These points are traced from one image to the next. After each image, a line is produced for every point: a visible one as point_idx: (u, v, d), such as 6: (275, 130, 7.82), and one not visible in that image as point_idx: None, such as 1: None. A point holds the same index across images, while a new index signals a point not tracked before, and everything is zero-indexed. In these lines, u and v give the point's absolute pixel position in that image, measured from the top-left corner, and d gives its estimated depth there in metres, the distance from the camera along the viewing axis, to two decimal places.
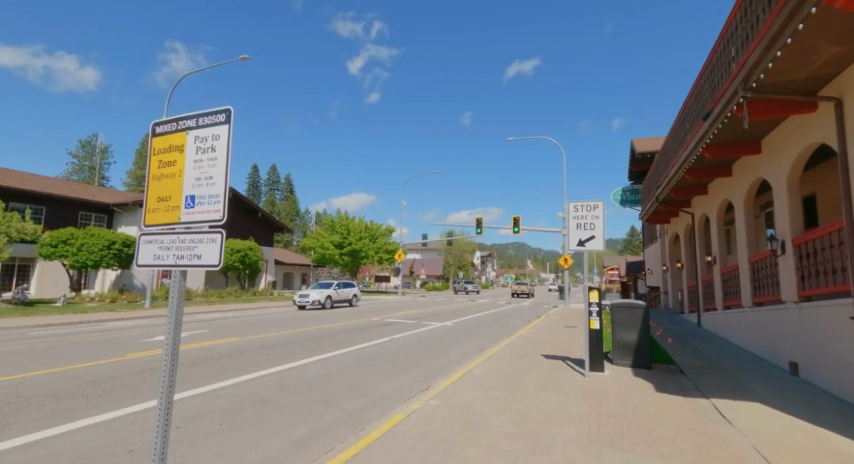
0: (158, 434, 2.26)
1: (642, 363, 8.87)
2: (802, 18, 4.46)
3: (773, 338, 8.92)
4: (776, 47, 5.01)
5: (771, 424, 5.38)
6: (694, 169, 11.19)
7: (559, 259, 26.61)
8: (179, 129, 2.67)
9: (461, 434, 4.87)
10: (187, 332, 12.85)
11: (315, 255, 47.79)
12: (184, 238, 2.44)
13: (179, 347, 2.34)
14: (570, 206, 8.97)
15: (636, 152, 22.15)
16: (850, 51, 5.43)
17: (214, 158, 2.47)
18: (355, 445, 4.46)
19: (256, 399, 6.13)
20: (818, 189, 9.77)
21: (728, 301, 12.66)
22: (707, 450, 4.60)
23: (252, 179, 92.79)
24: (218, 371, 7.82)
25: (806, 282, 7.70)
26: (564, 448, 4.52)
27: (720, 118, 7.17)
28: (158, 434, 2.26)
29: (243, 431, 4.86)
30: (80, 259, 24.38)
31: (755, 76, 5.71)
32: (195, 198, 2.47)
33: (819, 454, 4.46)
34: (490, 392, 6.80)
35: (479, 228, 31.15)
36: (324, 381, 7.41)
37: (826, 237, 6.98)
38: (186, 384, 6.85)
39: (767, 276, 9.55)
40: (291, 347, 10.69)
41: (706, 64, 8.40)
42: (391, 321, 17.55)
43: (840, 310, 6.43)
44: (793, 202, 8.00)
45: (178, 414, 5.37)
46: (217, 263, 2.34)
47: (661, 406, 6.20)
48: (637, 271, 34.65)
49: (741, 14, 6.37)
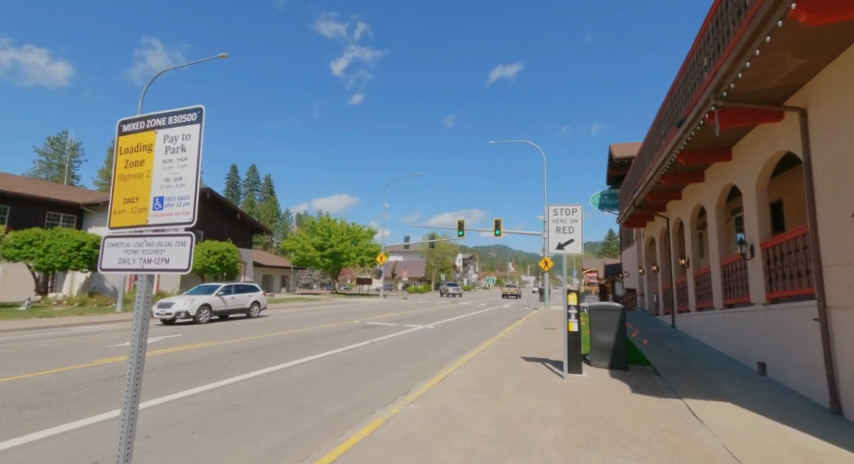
0: (122, 443, 2.19)
1: (619, 364, 9.02)
2: (769, 31, 4.63)
3: (742, 338, 9.19)
4: (746, 58, 5.18)
5: (741, 423, 5.53)
6: (668, 174, 11.47)
7: (539, 262, 26.91)
8: (147, 127, 2.60)
9: (439, 438, 4.86)
10: (160, 336, 12.51)
11: (295, 257, 47.27)
12: (151, 241, 2.37)
13: (146, 350, 2.27)
14: (549, 209, 9.08)
15: (614, 157, 22.61)
16: (813, 64, 5.65)
17: (185, 159, 2.41)
18: (332, 451, 4.42)
19: (231, 405, 6.01)
20: (785, 195, 10.14)
21: (700, 303, 13.01)
22: (679, 449, 4.70)
23: (231, 179, 91.18)
24: (192, 376, 7.63)
25: (773, 284, 7.96)
26: (542, 450, 4.56)
27: (693, 125, 7.37)
28: (122, 443, 2.19)
29: (217, 438, 4.75)
30: (47, 261, 23.46)
31: (725, 85, 5.89)
32: (163, 199, 2.41)
33: (786, 452, 4.61)
34: (470, 395, 6.81)
35: (460, 231, 31.30)
36: (302, 385, 7.31)
37: (792, 241, 7.23)
38: (157, 390, 6.66)
39: (737, 279, 9.85)
40: (269, 351, 10.52)
41: (680, 72, 8.63)
42: (371, 324, 17.45)
43: (805, 312, 6.68)
44: (761, 208, 8.28)
45: (148, 422, 5.22)
46: (186, 268, 2.29)
47: (637, 407, 6.31)
48: (615, 274, 35.34)
49: (713, 25, 6.56)
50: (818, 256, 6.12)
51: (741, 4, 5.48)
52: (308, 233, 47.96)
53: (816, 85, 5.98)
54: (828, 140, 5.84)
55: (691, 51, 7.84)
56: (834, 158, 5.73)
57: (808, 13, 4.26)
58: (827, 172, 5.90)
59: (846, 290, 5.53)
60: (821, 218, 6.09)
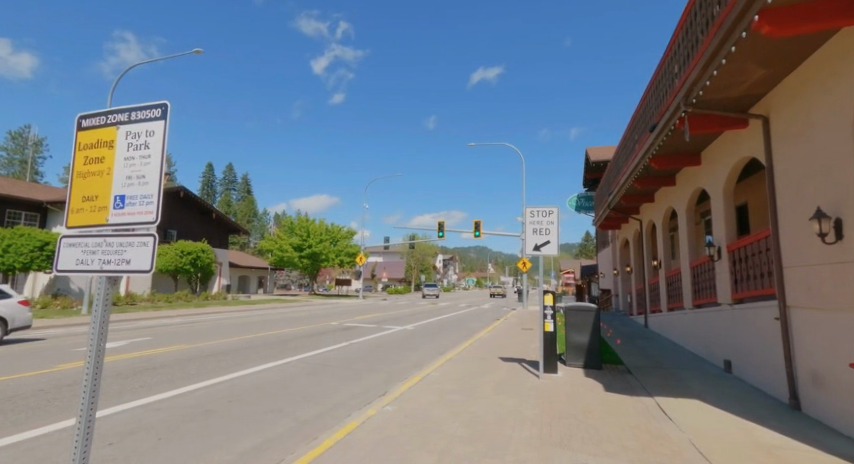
0: (77, 453, 2.10)
1: (593, 364, 9.18)
2: (734, 41, 4.80)
3: (710, 337, 9.48)
4: (713, 67, 5.35)
5: (707, 420, 5.70)
6: (641, 178, 11.75)
7: (518, 263, 27.22)
8: (109, 122, 2.52)
9: (415, 440, 4.85)
10: (128, 340, 12.10)
11: (273, 258, 46.57)
12: (111, 241, 2.30)
13: (105, 351, 2.20)
14: (526, 211, 9.18)
15: (590, 161, 23.06)
16: (775, 74, 5.86)
17: (148, 156, 2.35)
18: (306, 455, 4.35)
19: (201, 410, 5.86)
20: (750, 198, 10.52)
21: (671, 304, 13.37)
22: (650, 446, 4.81)
23: (206, 178, 89.15)
24: (160, 381, 7.41)
25: (738, 285, 8.25)
26: (517, 451, 4.59)
27: (664, 131, 7.57)
28: (77, 453, 2.10)
29: (184, 445, 4.63)
30: (6, 262, 22.43)
31: (695, 92, 6.07)
32: (125, 198, 2.33)
33: (749, 447, 4.77)
34: (447, 396, 6.82)
35: (440, 232, 31.37)
36: (277, 388, 7.19)
37: (756, 243, 7.50)
38: (123, 396, 6.43)
39: (705, 280, 10.16)
40: (243, 354, 10.32)
41: (652, 79, 8.85)
42: (350, 326, 17.32)
43: (767, 312, 6.94)
44: (728, 211, 8.56)
45: (111, 429, 5.05)
46: (149, 269, 2.23)
47: (609, 406, 6.45)
48: (592, 275, 36.03)
49: (683, 34, 6.74)
50: (779, 258, 6.36)
51: (709, 14, 5.65)
52: (286, 233, 47.24)
53: (779, 93, 6.20)
54: (789, 148, 6.08)
55: (663, 58, 8.05)
56: (794, 164, 5.96)
57: (770, 25, 4.35)
58: (787, 178, 6.14)
59: (804, 290, 5.76)
60: (782, 221, 6.34)
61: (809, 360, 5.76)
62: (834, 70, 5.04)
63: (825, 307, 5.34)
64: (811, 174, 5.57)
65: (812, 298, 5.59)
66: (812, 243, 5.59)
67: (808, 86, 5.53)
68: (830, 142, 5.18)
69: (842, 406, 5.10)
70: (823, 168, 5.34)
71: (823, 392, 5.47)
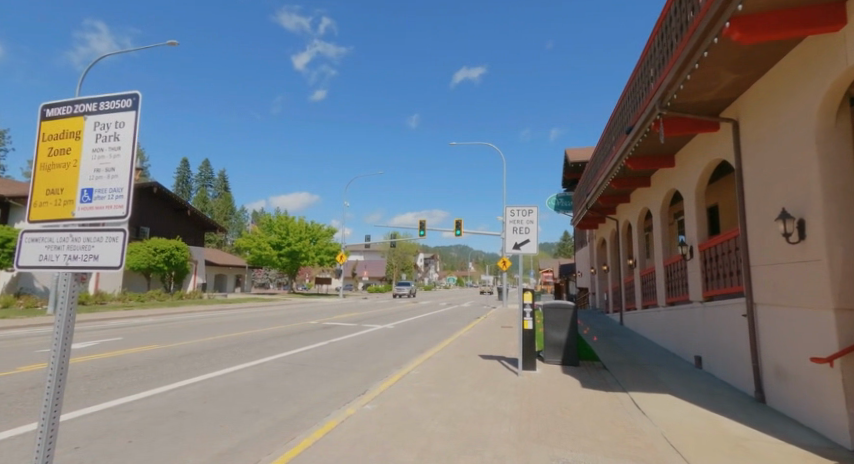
0: (40, 455, 2.05)
1: (571, 360, 9.36)
2: (706, 46, 4.96)
3: (682, 334, 9.77)
4: (686, 71, 5.51)
5: (678, 413, 5.90)
6: (617, 179, 12.03)
7: (499, 262, 27.48)
8: (76, 113, 2.45)
9: (394, 438, 4.87)
10: (96, 341, 11.76)
11: (251, 256, 45.87)
12: (78, 237, 2.25)
13: (70, 350, 2.16)
14: (507, 210, 9.28)
15: (569, 161, 23.44)
16: (745, 80, 6.08)
17: (117, 148, 2.31)
18: (283, 455, 4.33)
19: (174, 412, 5.76)
20: (720, 199, 10.87)
21: (645, 302, 13.72)
22: (623, 440, 4.94)
23: (181, 174, 87.13)
24: (131, 382, 7.24)
25: (709, 283, 8.53)
26: (495, 447, 4.66)
27: (640, 133, 7.76)
28: (40, 456, 2.05)
29: (155, 447, 4.54)
30: None
31: (669, 95, 6.24)
32: (93, 191, 2.29)
33: (716, 438, 4.96)
34: (426, 394, 6.86)
35: (421, 231, 31.38)
36: (254, 388, 7.12)
37: (726, 243, 7.75)
38: (90, 398, 6.26)
39: (678, 278, 10.46)
40: (218, 354, 10.14)
41: (629, 82, 9.06)
42: (329, 325, 17.22)
43: (735, 309, 7.21)
44: (700, 212, 8.84)
45: (78, 432, 4.92)
46: (118, 266, 2.19)
47: (585, 401, 6.59)
48: (570, 274, 36.60)
49: (659, 38, 6.91)
50: (747, 257, 6.59)
51: (683, 19, 5.81)
52: (265, 231, 46.55)
53: (748, 98, 6.43)
54: (757, 151, 6.31)
55: (639, 62, 8.26)
56: (762, 166, 6.18)
57: (740, 31, 4.53)
58: (755, 180, 6.37)
59: (770, 288, 5.99)
60: (750, 222, 6.58)
61: (774, 355, 6.00)
62: (799, 76, 5.25)
63: (789, 304, 5.56)
64: (777, 176, 5.80)
65: (777, 295, 5.83)
66: (777, 242, 5.82)
67: (776, 92, 5.74)
68: (794, 145, 5.39)
69: (804, 399, 5.33)
70: (789, 171, 5.55)
71: (786, 385, 5.71)
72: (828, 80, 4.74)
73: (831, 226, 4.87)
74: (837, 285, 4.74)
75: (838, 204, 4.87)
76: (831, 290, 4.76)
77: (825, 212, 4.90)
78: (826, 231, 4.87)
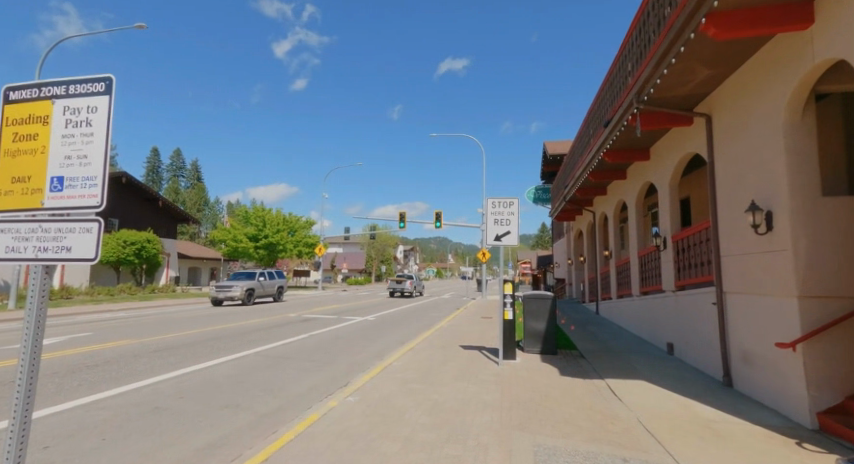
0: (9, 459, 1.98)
1: (549, 349, 9.56)
2: (683, 42, 5.11)
3: (656, 322, 10.06)
4: (664, 65, 5.67)
5: (652, 398, 6.12)
6: (595, 171, 12.23)
7: (478, 253, 27.56)
8: (42, 96, 2.37)
9: (377, 429, 4.93)
10: (64, 336, 11.44)
11: (227, 249, 45.17)
12: (48, 227, 2.19)
13: (41, 347, 2.09)
14: (488, 202, 9.34)
15: (548, 154, 23.83)
16: (719, 75, 6.27)
17: (89, 134, 2.25)
18: (265, 449, 4.32)
19: (150, 408, 5.68)
20: (693, 192, 11.17)
21: (620, 291, 14.04)
22: (602, 426, 5.10)
23: (152, 164, 84.58)
24: (104, 379, 7.07)
25: (681, 273, 8.80)
26: (477, 435, 4.78)
27: (618, 125, 7.95)
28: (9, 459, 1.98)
29: (131, 445, 4.47)
30: None
31: (646, 89, 6.42)
32: (63, 180, 2.23)
33: (689, 422, 5.15)
34: (409, 384, 6.94)
35: (401, 222, 31.34)
36: (233, 382, 7.10)
37: (697, 234, 8.02)
38: (58, 396, 6.08)
39: (652, 268, 10.73)
40: (194, 348, 9.98)
41: (607, 76, 9.26)
42: (308, 317, 17.14)
43: (706, 298, 7.48)
44: (673, 204, 9.08)
45: (46, 432, 4.77)
46: (94, 257, 2.16)
47: (565, 388, 6.77)
48: (547, 266, 37.21)
49: (636, 33, 7.08)
50: (718, 248, 6.82)
51: (660, 15, 5.96)
52: (241, 223, 45.70)
53: (721, 93, 6.63)
54: (728, 145, 6.50)
55: (618, 56, 8.41)
56: (733, 160, 6.39)
57: (716, 28, 4.65)
58: (726, 173, 6.59)
59: (738, 278, 6.24)
60: (721, 215, 6.80)
61: (741, 341, 6.27)
62: (769, 71, 5.42)
63: (756, 293, 5.81)
64: (747, 170, 6.01)
65: (745, 284, 6.08)
66: (746, 233, 6.05)
67: (746, 88, 5.93)
68: (764, 142, 5.60)
69: (769, 383, 5.59)
70: (757, 165, 5.77)
71: (753, 370, 5.98)
72: (796, 76, 4.90)
73: (795, 217, 5.10)
74: (801, 273, 4.98)
75: (802, 199, 5.10)
76: (797, 280, 4.99)
77: (791, 204, 5.12)
78: (791, 223, 5.10)
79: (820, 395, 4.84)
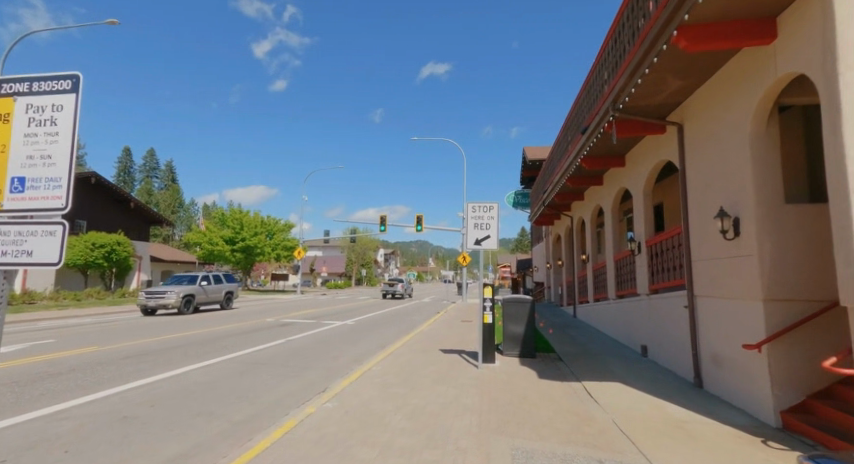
0: None
1: (528, 352, 9.66)
2: (655, 53, 5.28)
3: (631, 325, 10.28)
4: (637, 75, 5.84)
5: (626, 399, 6.26)
6: (573, 177, 12.46)
7: (459, 256, 27.64)
8: (3, 94, 2.30)
9: (355, 435, 4.90)
10: (27, 343, 11.00)
11: (203, 252, 44.19)
12: (9, 230, 2.13)
13: None
14: (468, 206, 9.42)
15: (528, 159, 24.15)
16: (690, 86, 6.49)
17: (54, 134, 2.19)
18: (239, 458, 4.24)
19: (119, 418, 5.51)
20: (666, 198, 11.48)
21: (597, 295, 14.29)
22: (578, 428, 5.18)
23: (124, 164, 82.22)
24: (69, 388, 6.83)
25: (654, 277, 9.02)
26: (456, 439, 4.79)
27: (594, 132, 8.13)
28: None
29: (97, 457, 4.33)
30: None
31: (621, 98, 6.59)
32: (25, 180, 2.17)
33: (662, 423, 5.28)
34: (388, 389, 6.91)
35: (382, 225, 31.24)
36: (207, 389, 6.95)
37: (670, 239, 8.25)
38: (20, 406, 5.85)
39: (627, 272, 10.97)
40: (165, 354, 9.72)
41: (584, 84, 9.47)
42: (285, 322, 16.89)
43: (678, 301, 7.69)
44: (647, 210, 9.32)
45: (7, 445, 4.58)
46: (57, 261, 2.10)
47: (543, 391, 6.86)
48: (526, 270, 37.60)
49: (612, 43, 7.27)
50: (689, 252, 7.03)
51: (634, 27, 6.13)
52: (218, 226, 44.80)
53: (691, 104, 6.86)
54: (699, 153, 6.73)
55: (595, 65, 8.61)
56: (703, 167, 6.62)
57: (687, 41, 4.83)
58: (696, 180, 6.81)
59: (708, 281, 6.45)
60: (692, 220, 7.02)
61: (711, 343, 6.48)
62: (736, 83, 5.64)
63: (725, 296, 6.02)
64: (716, 178, 6.23)
65: (715, 288, 6.28)
66: (715, 238, 6.26)
67: (715, 99, 6.16)
68: (731, 151, 5.82)
69: (737, 383, 5.78)
70: (726, 173, 5.99)
71: (722, 371, 6.18)
72: (761, 88, 5.12)
73: (761, 223, 5.31)
74: (766, 277, 5.18)
75: (767, 206, 5.31)
76: (762, 284, 5.19)
77: (757, 211, 5.33)
78: (757, 229, 5.31)
79: (784, 395, 5.04)
